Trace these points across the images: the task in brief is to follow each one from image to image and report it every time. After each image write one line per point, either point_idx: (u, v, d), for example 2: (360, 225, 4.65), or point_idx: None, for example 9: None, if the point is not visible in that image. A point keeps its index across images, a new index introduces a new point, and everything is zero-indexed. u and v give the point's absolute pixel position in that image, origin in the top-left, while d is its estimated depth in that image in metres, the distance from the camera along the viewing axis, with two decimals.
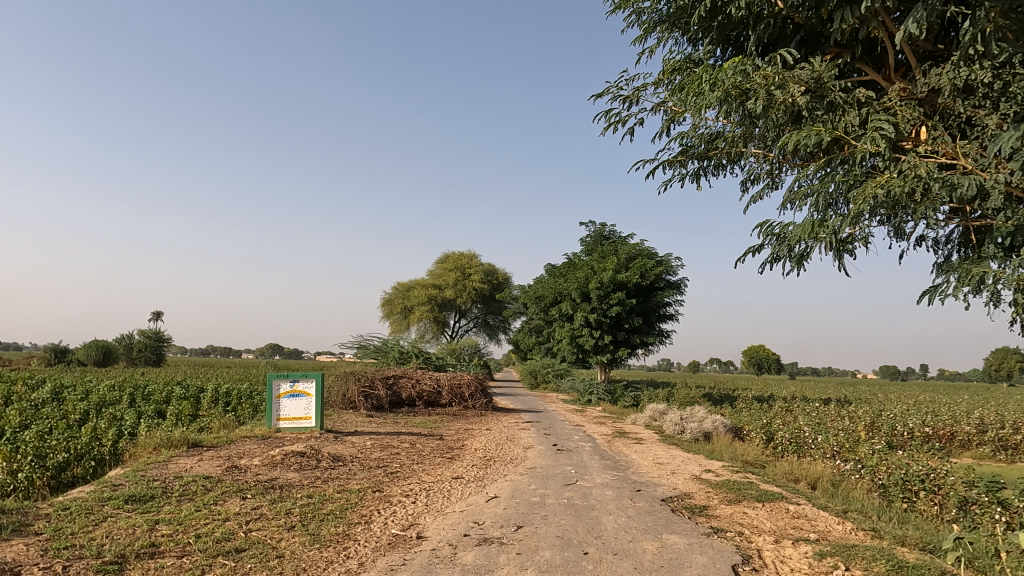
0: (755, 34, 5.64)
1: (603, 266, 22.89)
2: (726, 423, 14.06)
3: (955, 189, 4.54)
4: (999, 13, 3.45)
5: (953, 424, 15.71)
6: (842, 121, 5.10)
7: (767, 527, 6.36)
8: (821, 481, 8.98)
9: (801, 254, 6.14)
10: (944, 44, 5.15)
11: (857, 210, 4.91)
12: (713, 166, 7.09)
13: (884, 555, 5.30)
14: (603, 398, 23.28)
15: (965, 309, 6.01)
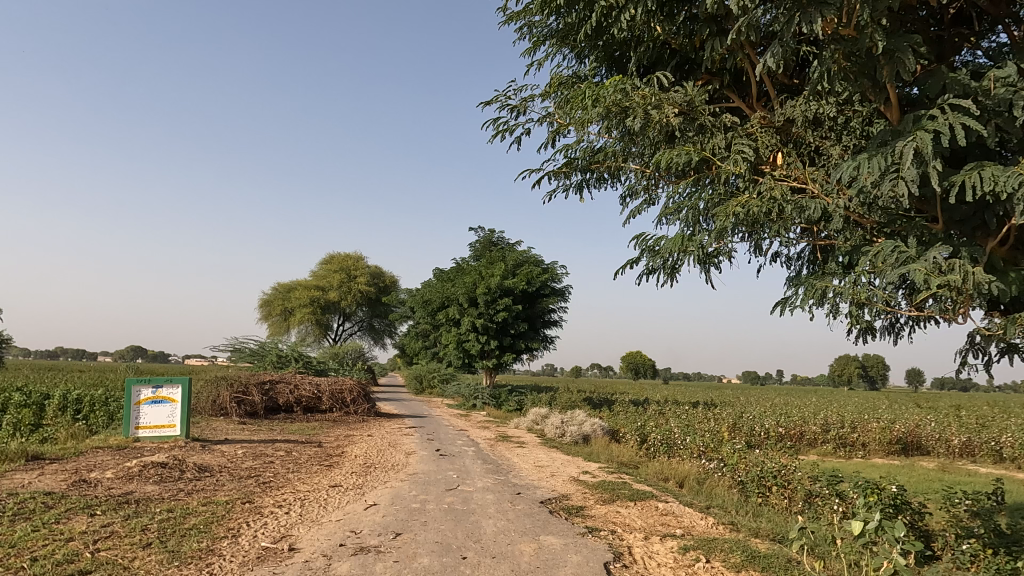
0: (636, 56, 5.90)
1: (491, 272, 23.11)
2: (604, 426, 14.62)
3: (804, 211, 4.89)
4: (843, 55, 3.82)
5: (803, 424, 17.29)
6: (710, 143, 5.44)
7: (637, 525, 6.68)
8: (688, 479, 9.56)
9: (672, 267, 6.24)
10: (799, 79, 5.63)
11: (721, 226, 5.16)
12: (595, 180, 7.17)
13: (740, 546, 5.73)
14: (487, 403, 23.43)
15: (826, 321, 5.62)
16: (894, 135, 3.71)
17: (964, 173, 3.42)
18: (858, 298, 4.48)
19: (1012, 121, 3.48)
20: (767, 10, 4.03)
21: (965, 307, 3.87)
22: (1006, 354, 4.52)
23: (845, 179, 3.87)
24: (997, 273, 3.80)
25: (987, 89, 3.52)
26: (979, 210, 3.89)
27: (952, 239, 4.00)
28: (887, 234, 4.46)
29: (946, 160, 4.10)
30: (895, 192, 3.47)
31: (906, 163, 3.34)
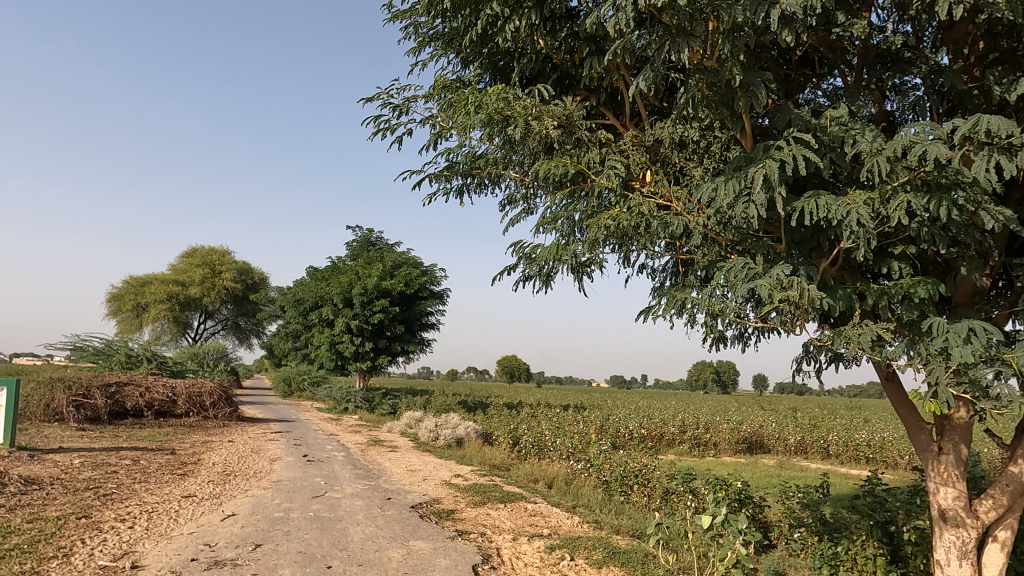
0: (519, 67, 6.02)
1: (368, 272, 22.56)
2: (478, 429, 14.73)
3: (668, 227, 5.19)
4: (706, 84, 4.11)
5: (663, 425, 18.41)
6: (585, 157, 5.66)
7: (507, 526, 6.80)
8: (556, 480, 9.87)
9: (546, 275, 6.37)
10: (668, 102, 6.00)
11: (593, 237, 5.34)
12: (476, 186, 7.19)
13: (602, 543, 6.01)
14: (360, 406, 22.81)
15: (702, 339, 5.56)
16: (747, 162, 4.06)
17: (804, 200, 3.80)
18: (713, 310, 4.78)
19: (843, 156, 3.93)
20: (641, 35, 4.27)
21: (801, 320, 4.30)
22: (834, 362, 5.07)
23: (705, 199, 4.17)
24: (829, 290, 4.25)
25: (824, 126, 3.96)
26: (815, 233, 4.35)
27: (793, 258, 4.43)
28: (739, 251, 4.85)
29: (789, 187, 4.54)
30: (747, 214, 3.79)
31: (757, 188, 3.66)
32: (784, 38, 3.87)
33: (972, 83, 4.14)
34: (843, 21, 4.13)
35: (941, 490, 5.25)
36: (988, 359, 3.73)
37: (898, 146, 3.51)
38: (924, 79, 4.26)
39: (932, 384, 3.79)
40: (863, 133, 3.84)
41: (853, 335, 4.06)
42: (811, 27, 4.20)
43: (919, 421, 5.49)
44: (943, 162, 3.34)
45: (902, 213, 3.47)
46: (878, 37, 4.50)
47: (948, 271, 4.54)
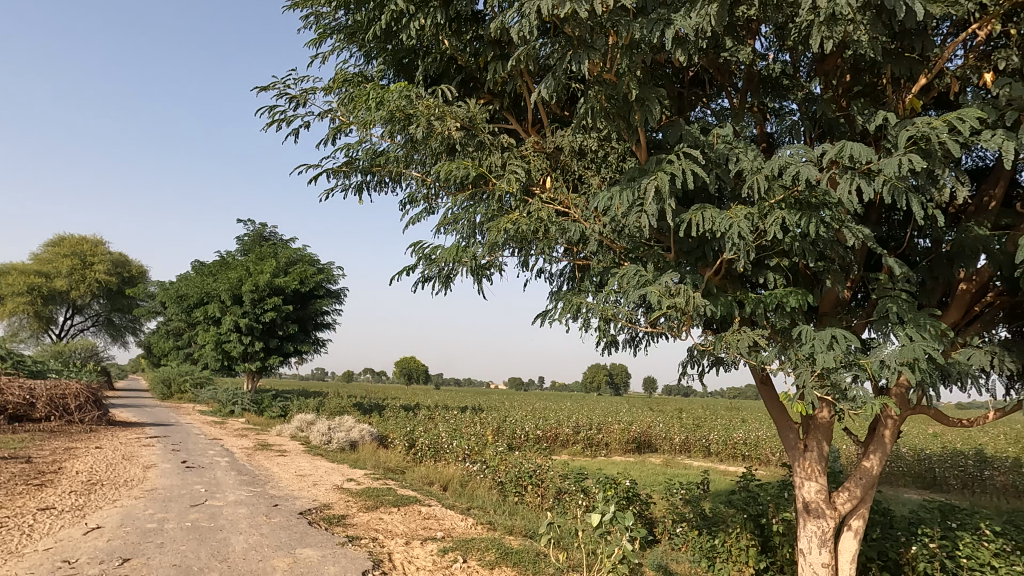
0: (424, 65, 5.96)
1: (260, 268, 21.53)
2: (373, 431, 14.43)
3: (566, 233, 5.30)
4: (605, 96, 4.25)
5: (558, 426, 18.83)
6: (487, 160, 5.68)
7: (400, 530, 6.69)
8: (452, 482, 9.84)
9: (446, 276, 6.33)
10: (569, 112, 6.14)
11: (492, 240, 5.37)
12: (376, 183, 7.04)
13: (495, 544, 6.05)
14: (247, 409, 21.70)
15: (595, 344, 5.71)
16: (641, 174, 4.24)
17: (691, 212, 4.01)
18: (606, 315, 4.92)
19: (727, 172, 4.18)
20: (545, 44, 4.36)
21: (686, 326, 4.53)
22: (715, 365, 5.38)
23: (601, 207, 4.31)
24: (712, 298, 4.52)
25: (711, 143, 4.20)
26: (701, 244, 4.60)
27: (680, 266, 4.66)
28: (632, 259, 5.05)
29: (679, 199, 4.78)
30: (639, 223, 3.95)
31: (649, 198, 3.83)
32: (676, 58, 4.08)
33: (839, 112, 4.53)
34: (730, 46, 4.40)
35: (806, 484, 5.69)
36: (847, 363, 4.09)
37: (776, 166, 3.78)
38: (799, 105, 4.62)
39: (799, 385, 4.11)
40: (745, 152, 4.11)
41: (732, 340, 4.34)
42: (701, 50, 4.45)
43: (788, 420, 5.94)
44: (813, 182, 3.64)
45: (777, 227, 3.74)
46: (760, 64, 4.84)
47: (816, 283, 4.95)
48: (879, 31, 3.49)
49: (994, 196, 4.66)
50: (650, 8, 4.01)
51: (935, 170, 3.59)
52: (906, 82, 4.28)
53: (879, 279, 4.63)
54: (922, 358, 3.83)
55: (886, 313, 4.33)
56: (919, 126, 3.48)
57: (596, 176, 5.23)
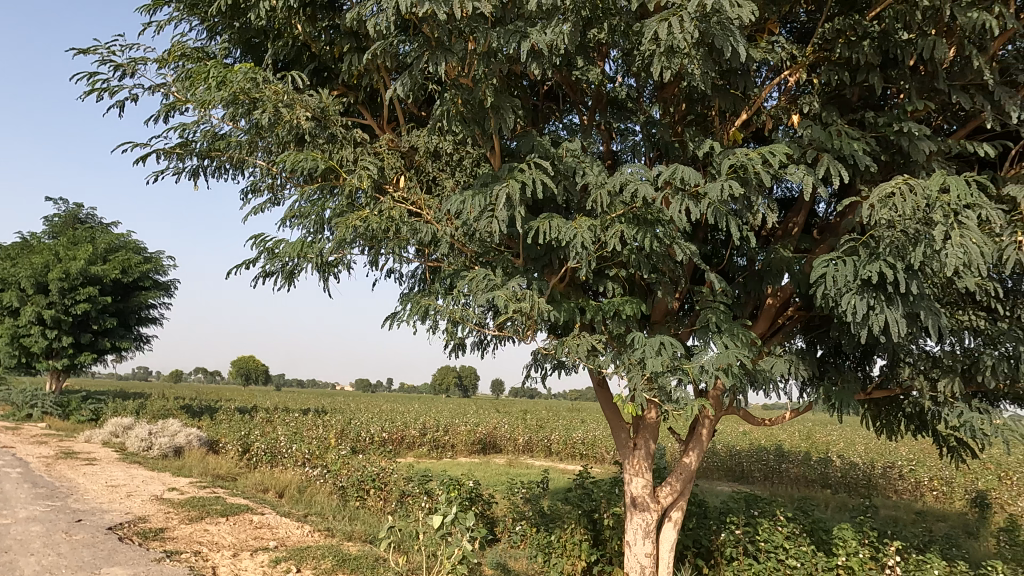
0: (273, 49, 5.64)
1: (73, 254, 19.12)
2: (203, 436, 13.35)
3: (417, 234, 5.25)
4: (461, 100, 4.27)
5: (404, 429, 18.65)
6: (338, 154, 5.49)
7: (227, 542, 6.24)
8: (288, 488, 9.36)
9: (289, 272, 6.02)
10: (425, 112, 6.11)
11: (341, 237, 5.18)
12: (215, 168, 6.53)
13: (332, 551, 5.84)
14: (49, 412, 19.12)
15: (443, 346, 5.72)
16: (493, 180, 4.31)
17: (539, 221, 4.15)
18: (454, 318, 4.94)
19: (574, 185, 4.39)
20: (403, 41, 4.30)
21: (531, 330, 4.69)
22: (557, 369, 5.62)
23: (453, 210, 4.34)
24: (556, 304, 4.71)
25: (561, 156, 4.38)
26: (548, 252, 4.78)
27: (528, 272, 4.81)
28: (482, 263, 5.13)
29: (529, 207, 4.94)
30: (490, 228, 4.02)
31: (500, 205, 3.91)
32: (531, 71, 4.21)
33: (675, 137, 4.93)
34: (581, 65, 4.62)
35: (634, 480, 6.11)
36: (673, 368, 4.46)
37: (618, 182, 4.03)
38: (640, 127, 4.96)
39: (631, 388, 4.42)
40: (591, 167, 4.34)
41: (573, 344, 4.56)
42: (555, 65, 4.62)
43: (621, 421, 6.36)
44: (649, 200, 3.92)
45: (617, 240, 3.99)
46: (609, 86, 5.13)
47: (649, 293, 5.34)
48: (710, 68, 3.85)
49: (797, 223, 5.32)
50: (508, 19, 4.10)
51: (751, 196, 4.02)
52: (730, 116, 4.76)
53: (702, 292, 5.10)
54: (734, 364, 4.28)
55: (707, 323, 4.77)
56: (740, 156, 3.87)
57: (450, 178, 5.25)
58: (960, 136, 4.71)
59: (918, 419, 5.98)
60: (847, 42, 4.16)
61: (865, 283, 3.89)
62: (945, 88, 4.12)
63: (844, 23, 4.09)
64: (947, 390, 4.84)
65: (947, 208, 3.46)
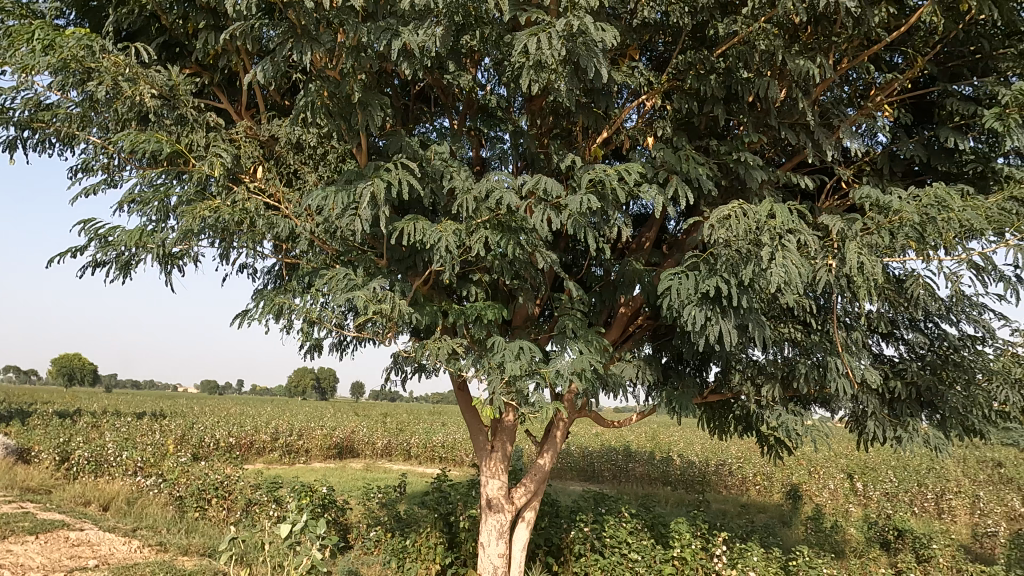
0: (116, 16, 5.12)
1: None
2: (10, 444, 11.72)
3: (274, 229, 4.99)
4: (328, 93, 4.12)
5: (253, 434, 17.58)
6: (188, 137, 5.08)
7: (35, 563, 5.53)
8: (115, 500, 8.45)
9: (125, 262, 5.48)
10: (288, 101, 5.83)
11: (187, 227, 4.80)
12: (37, 142, 5.79)
13: (164, 567, 5.37)
14: None
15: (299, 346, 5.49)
16: (358, 177, 4.21)
17: (403, 222, 4.10)
18: (310, 318, 4.74)
19: (441, 188, 4.40)
20: (266, 24, 4.08)
21: (391, 332, 4.62)
22: (417, 372, 5.62)
23: (314, 206, 4.17)
24: (418, 306, 4.69)
25: (428, 158, 4.37)
26: (412, 253, 4.74)
27: (390, 273, 4.74)
28: (343, 262, 4.98)
29: (394, 207, 4.87)
30: (352, 226, 3.92)
31: (364, 204, 3.81)
32: (401, 70, 4.17)
33: (541, 149, 5.10)
34: (453, 70, 4.65)
35: (490, 482, 6.20)
36: (530, 372, 4.60)
37: (484, 189, 4.09)
38: (509, 136, 5.08)
39: (489, 392, 4.49)
40: (458, 172, 4.36)
41: (433, 347, 4.56)
42: (426, 67, 4.61)
43: (479, 423, 6.44)
44: (514, 208, 4.02)
45: (481, 245, 4.05)
46: (479, 93, 5.20)
47: (511, 299, 5.47)
48: (575, 85, 4.01)
49: (649, 238, 5.70)
50: (379, 15, 4.03)
51: (608, 210, 4.26)
52: (593, 133, 5.01)
53: (561, 299, 5.31)
54: (587, 369, 4.48)
55: (565, 329, 4.97)
56: (599, 172, 4.07)
57: (312, 173, 5.06)
58: (787, 168, 5.30)
59: (744, 421, 6.63)
60: (697, 74, 4.53)
61: (703, 296, 4.26)
62: (776, 124, 4.62)
63: (695, 57, 4.46)
64: (768, 394, 5.42)
65: (774, 231, 3.85)
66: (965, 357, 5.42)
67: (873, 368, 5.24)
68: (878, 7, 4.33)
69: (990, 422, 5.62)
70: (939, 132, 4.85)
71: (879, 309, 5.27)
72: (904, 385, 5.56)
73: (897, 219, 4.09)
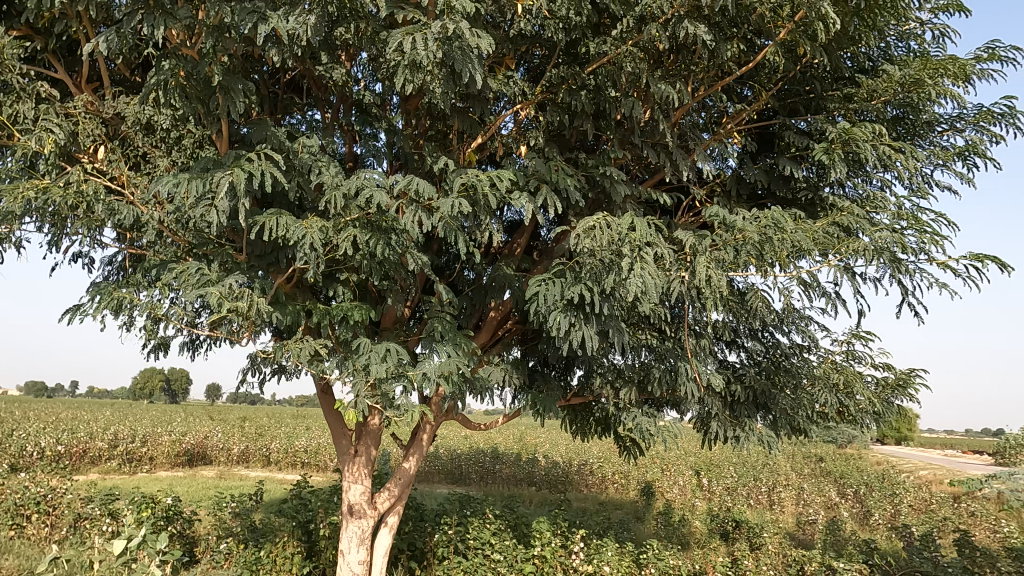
0: None
1: None
2: None
3: (116, 216, 4.54)
4: (184, 73, 3.82)
5: (87, 441, 15.90)
6: (13, 107, 4.50)
7: None
8: None
9: None
10: (139, 77, 5.35)
11: (8, 209, 4.24)
12: None
13: None
14: None
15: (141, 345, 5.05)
16: (215, 165, 3.93)
17: (265, 216, 3.88)
18: (155, 314, 4.37)
19: (308, 182, 4.23)
20: None
21: (248, 332, 4.36)
22: (277, 374, 5.37)
23: (164, 194, 3.85)
24: (279, 305, 4.47)
25: (296, 150, 4.19)
26: (274, 250, 4.51)
27: (249, 269, 4.48)
28: (196, 255, 4.64)
29: (256, 200, 4.62)
30: (207, 217, 3.66)
31: (220, 194, 3.56)
32: (269, 57, 3.97)
33: (415, 149, 5.07)
34: (326, 62, 4.49)
35: (352, 487, 6.04)
36: (397, 375, 4.53)
37: (353, 186, 3.98)
38: (383, 134, 4.99)
39: (353, 395, 4.37)
40: (327, 167, 4.21)
41: (295, 349, 4.36)
42: (296, 56, 4.42)
43: (343, 427, 6.25)
44: (384, 207, 3.95)
45: (349, 244, 3.94)
46: (354, 88, 5.07)
47: (379, 300, 5.37)
48: (450, 88, 4.02)
49: (520, 244, 5.83)
50: None
51: (479, 215, 4.31)
52: (467, 137, 5.04)
53: (431, 301, 5.28)
54: (455, 372, 4.49)
55: (433, 331, 4.95)
56: (471, 177, 4.10)
57: (164, 158, 4.67)
58: (648, 184, 5.63)
59: (604, 422, 6.97)
60: (569, 89, 4.71)
61: (568, 302, 4.45)
62: (640, 142, 4.91)
63: (568, 72, 4.64)
64: (626, 397, 5.74)
65: (634, 243, 4.08)
66: (794, 363, 6.05)
67: (717, 373, 5.70)
68: (731, 42, 4.73)
69: (812, 421, 6.31)
70: (777, 161, 5.39)
71: (724, 318, 5.75)
72: (743, 388, 6.10)
73: (740, 237, 4.49)
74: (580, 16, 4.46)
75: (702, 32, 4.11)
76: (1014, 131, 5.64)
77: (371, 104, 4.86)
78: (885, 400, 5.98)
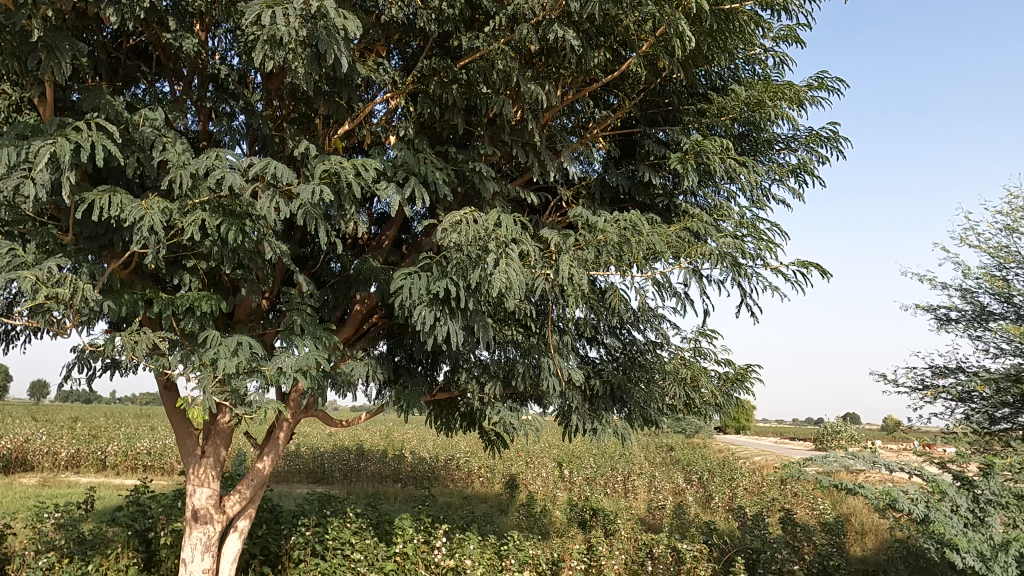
0: None
1: None
2: None
3: None
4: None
5: None
6: None
7: None
8: None
9: None
10: None
11: None
12: None
13: None
14: None
15: None
16: (34, 133, 3.48)
17: (94, 193, 3.49)
18: None
19: (149, 159, 3.86)
20: None
21: (72, 321, 3.90)
22: (108, 368, 4.86)
23: None
24: (112, 294, 4.04)
25: (135, 123, 3.81)
26: (108, 231, 4.07)
27: (77, 252, 4.01)
28: (9, 233, 4.08)
29: (88, 175, 4.15)
30: (20, 190, 3.22)
31: (39, 165, 3.14)
32: (105, 17, 3.58)
33: (276, 132, 4.80)
34: (175, 29, 4.13)
35: (198, 492, 5.61)
36: (249, 371, 4.24)
37: (202, 166, 3.68)
38: (240, 114, 4.68)
39: (198, 392, 4.03)
40: (173, 144, 3.87)
41: (130, 342, 3.97)
42: (140, 19, 4.02)
43: (189, 427, 5.80)
44: (236, 191, 3.68)
45: (196, 228, 3.64)
46: (209, 60, 4.71)
47: (232, 290, 5.02)
48: (314, 69, 3.83)
49: (388, 237, 5.69)
50: None
51: (342, 203, 4.14)
52: (334, 123, 4.85)
53: (290, 294, 5.02)
54: (312, 367, 4.29)
55: (292, 325, 4.70)
56: (334, 163, 3.94)
57: None
58: (517, 183, 5.73)
59: (469, 417, 7.02)
60: (440, 82, 4.68)
61: (434, 297, 4.39)
62: (509, 141, 4.98)
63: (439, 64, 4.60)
64: (490, 392, 5.79)
65: (500, 240, 4.11)
66: (648, 359, 6.43)
67: (578, 368, 5.92)
68: (598, 50, 4.91)
69: (663, 413, 6.72)
70: (638, 167, 5.70)
71: (585, 315, 6.00)
72: (602, 382, 6.38)
73: (602, 238, 4.68)
74: (452, 9, 4.44)
75: (570, 37, 4.23)
76: (837, 153, 6.36)
77: (227, 80, 4.52)
78: (727, 393, 6.54)
